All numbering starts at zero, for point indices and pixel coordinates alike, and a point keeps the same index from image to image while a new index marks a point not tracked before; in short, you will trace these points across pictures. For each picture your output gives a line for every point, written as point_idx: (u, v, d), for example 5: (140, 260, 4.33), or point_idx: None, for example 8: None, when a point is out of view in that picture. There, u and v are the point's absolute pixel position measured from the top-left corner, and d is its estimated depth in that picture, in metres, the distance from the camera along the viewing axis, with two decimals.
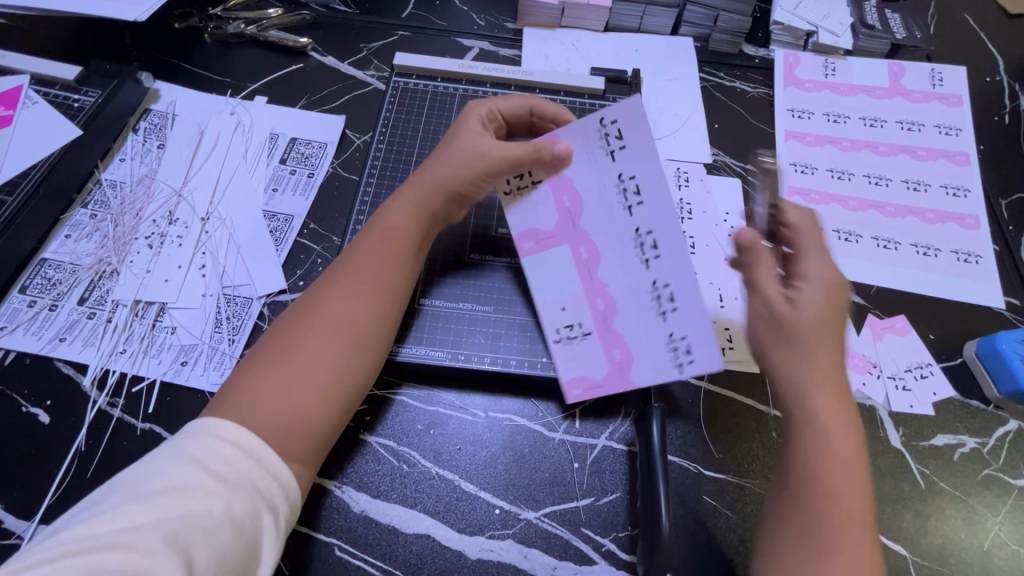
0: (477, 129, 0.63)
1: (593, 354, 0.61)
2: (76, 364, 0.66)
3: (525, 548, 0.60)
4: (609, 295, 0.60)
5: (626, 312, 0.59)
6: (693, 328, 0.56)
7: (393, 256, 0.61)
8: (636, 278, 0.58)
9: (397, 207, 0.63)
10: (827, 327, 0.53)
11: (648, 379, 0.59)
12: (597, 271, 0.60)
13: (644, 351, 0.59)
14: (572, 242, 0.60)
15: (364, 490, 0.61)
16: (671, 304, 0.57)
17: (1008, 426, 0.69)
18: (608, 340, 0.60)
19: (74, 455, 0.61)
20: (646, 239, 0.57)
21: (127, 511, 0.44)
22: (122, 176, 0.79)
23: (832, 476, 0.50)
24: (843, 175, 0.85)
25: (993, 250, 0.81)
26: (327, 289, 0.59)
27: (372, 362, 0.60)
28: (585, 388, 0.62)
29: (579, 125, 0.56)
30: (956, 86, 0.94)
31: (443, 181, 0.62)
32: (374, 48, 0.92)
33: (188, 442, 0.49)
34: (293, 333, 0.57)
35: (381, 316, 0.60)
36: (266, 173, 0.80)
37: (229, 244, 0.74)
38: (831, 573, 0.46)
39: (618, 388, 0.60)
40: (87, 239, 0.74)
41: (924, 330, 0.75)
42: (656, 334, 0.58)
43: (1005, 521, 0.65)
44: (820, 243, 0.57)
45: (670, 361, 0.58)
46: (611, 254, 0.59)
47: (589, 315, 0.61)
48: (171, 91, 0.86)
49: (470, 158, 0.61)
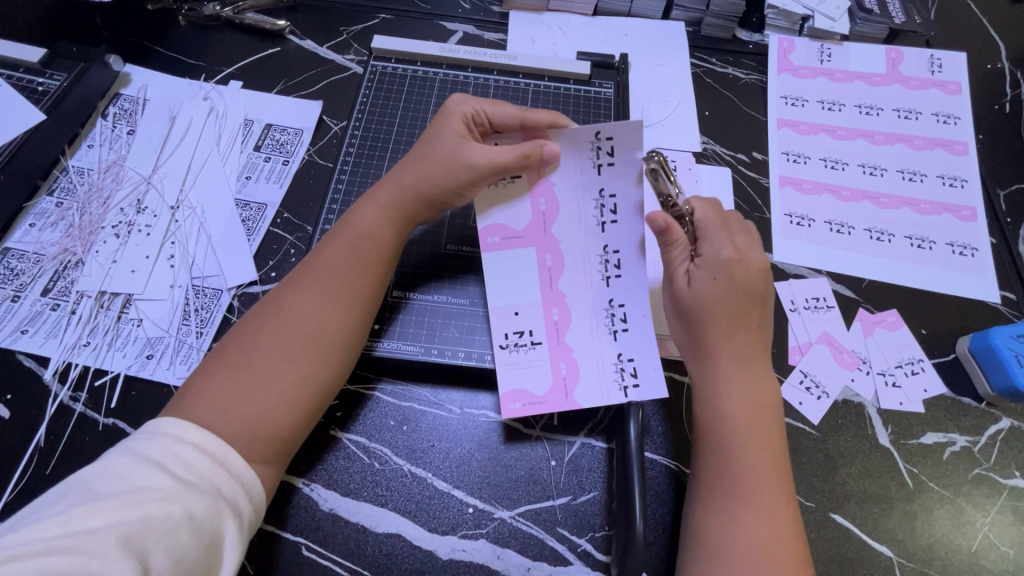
0: (458, 133, 0.61)
1: (539, 364, 0.61)
2: (38, 357, 0.64)
3: (498, 548, 0.58)
4: (565, 307, 0.61)
5: (579, 326, 0.61)
6: (640, 353, 0.60)
7: (363, 258, 0.59)
8: (594, 294, 0.60)
9: (371, 207, 0.61)
10: (719, 306, 0.57)
11: (593, 400, 0.60)
12: (557, 282, 0.60)
13: (592, 369, 0.60)
14: (539, 245, 0.60)
15: (334, 488, 0.60)
16: (622, 325, 0.60)
17: (1000, 424, 0.67)
18: (556, 353, 0.61)
19: (35, 451, 0.60)
20: (611, 258, 0.59)
21: (78, 513, 0.42)
22: (90, 163, 0.76)
23: (734, 441, 0.55)
24: (837, 164, 0.83)
25: (990, 242, 0.78)
26: (294, 291, 0.57)
27: (341, 367, 0.57)
28: (525, 406, 0.60)
29: (573, 133, 0.55)
30: (956, 73, 0.91)
31: (421, 189, 0.61)
32: (354, 31, 0.89)
33: (148, 443, 0.47)
34: (258, 336, 0.54)
35: (350, 320, 0.57)
36: (239, 160, 0.77)
37: (199, 234, 0.72)
38: (734, 524, 0.52)
39: (560, 409, 0.60)
40: (52, 228, 0.71)
41: (916, 325, 0.73)
42: (606, 354, 0.60)
43: (995, 522, 0.63)
44: (722, 227, 0.60)
45: (616, 383, 0.60)
46: (574, 268, 0.60)
47: (542, 324, 0.61)
48: (142, 75, 0.83)
49: (450, 166, 0.59)
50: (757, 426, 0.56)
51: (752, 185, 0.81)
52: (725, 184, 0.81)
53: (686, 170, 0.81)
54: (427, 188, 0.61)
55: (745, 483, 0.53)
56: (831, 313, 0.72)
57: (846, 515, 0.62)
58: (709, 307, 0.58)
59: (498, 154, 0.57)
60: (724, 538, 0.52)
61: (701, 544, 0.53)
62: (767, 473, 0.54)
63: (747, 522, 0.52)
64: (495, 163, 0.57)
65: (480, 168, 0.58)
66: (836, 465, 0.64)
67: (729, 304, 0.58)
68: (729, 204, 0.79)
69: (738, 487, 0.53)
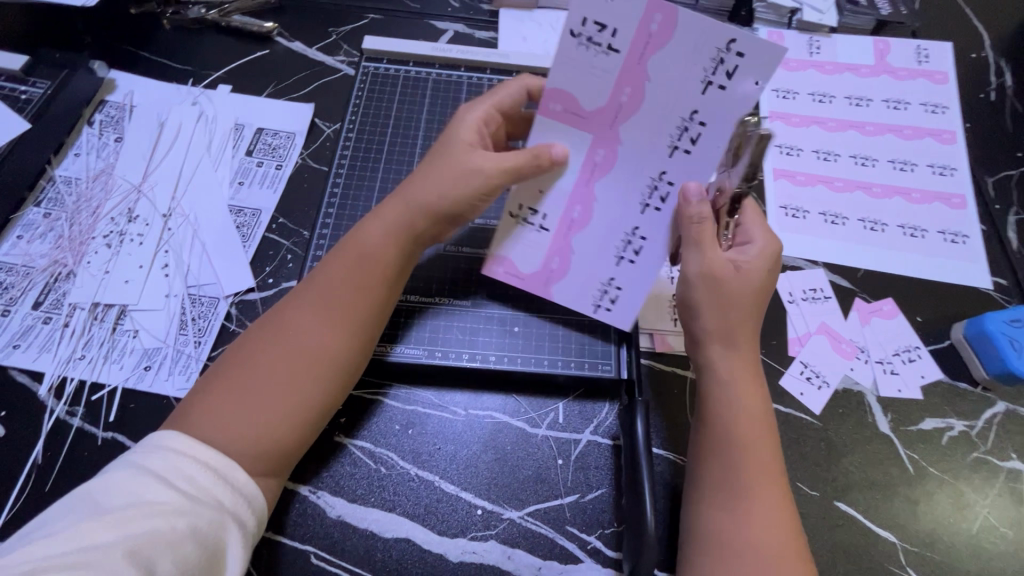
0: (473, 131, 0.60)
1: (539, 248, 0.62)
2: (31, 372, 0.63)
3: (508, 548, 0.58)
4: (589, 208, 0.59)
5: (593, 234, 0.60)
6: (631, 288, 0.60)
7: (368, 277, 0.56)
8: (623, 213, 0.58)
9: (376, 223, 0.58)
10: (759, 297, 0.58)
11: (567, 300, 0.63)
12: (595, 181, 0.57)
13: (580, 275, 0.62)
14: (597, 136, 0.55)
15: (341, 495, 0.59)
16: (631, 257, 0.59)
17: (996, 408, 0.68)
18: (557, 247, 0.61)
19: (32, 469, 0.59)
20: (660, 187, 0.56)
21: (84, 530, 0.42)
22: (77, 172, 0.75)
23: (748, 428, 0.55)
24: (829, 156, 0.83)
25: (980, 230, 0.80)
26: (299, 310, 0.55)
27: (341, 387, 0.55)
28: (507, 274, 0.64)
29: (712, 28, 0.48)
30: (942, 63, 0.92)
31: (427, 201, 0.57)
32: (344, 32, 0.88)
33: (150, 457, 0.47)
34: (258, 356, 0.53)
35: (353, 340, 0.55)
36: (232, 165, 0.76)
37: (193, 242, 0.71)
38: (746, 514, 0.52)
39: (535, 293, 0.63)
40: (41, 240, 0.70)
41: (912, 313, 0.74)
42: (597, 273, 0.61)
43: (994, 504, 0.64)
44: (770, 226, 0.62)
45: (592, 300, 0.62)
46: (621, 173, 0.56)
47: (560, 215, 0.60)
48: (128, 82, 0.81)
49: (459, 170, 0.57)
50: (755, 415, 0.55)
51: None
52: None
53: None
54: (430, 194, 0.57)
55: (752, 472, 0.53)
56: (828, 303, 0.73)
57: (850, 502, 0.63)
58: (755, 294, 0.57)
59: (510, 155, 0.56)
60: (725, 529, 0.52)
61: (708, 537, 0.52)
62: (763, 462, 0.54)
63: (744, 508, 0.52)
64: (507, 166, 0.56)
65: (489, 175, 0.56)
66: (839, 454, 0.65)
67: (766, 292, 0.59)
68: None
69: (746, 476, 0.53)
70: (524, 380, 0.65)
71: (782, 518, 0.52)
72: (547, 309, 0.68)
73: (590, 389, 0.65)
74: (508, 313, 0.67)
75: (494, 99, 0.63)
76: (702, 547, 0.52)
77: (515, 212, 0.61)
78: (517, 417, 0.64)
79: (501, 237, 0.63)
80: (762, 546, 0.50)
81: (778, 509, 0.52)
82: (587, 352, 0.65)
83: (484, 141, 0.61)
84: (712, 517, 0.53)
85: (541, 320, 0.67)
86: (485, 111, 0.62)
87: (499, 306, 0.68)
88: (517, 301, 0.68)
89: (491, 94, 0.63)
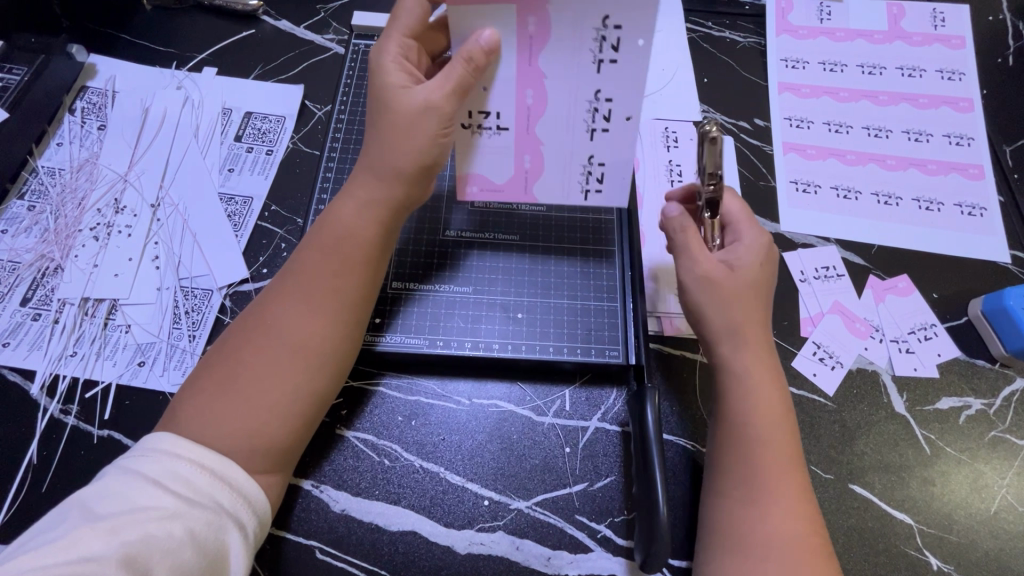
0: (397, 70, 0.54)
1: (504, 153, 0.57)
2: (23, 371, 0.61)
3: (517, 539, 0.57)
4: (541, 90, 0.54)
5: (554, 116, 0.55)
6: (610, 156, 0.57)
7: (349, 264, 0.54)
8: (579, 79, 0.53)
9: (355, 208, 0.55)
10: (756, 290, 0.58)
11: (552, 196, 0.60)
12: (538, 55, 0.52)
13: (556, 165, 0.58)
14: (520, 1, 0.49)
15: (344, 488, 0.58)
16: (603, 124, 0.55)
17: (1015, 385, 0.66)
18: (523, 143, 0.57)
19: (28, 469, 0.57)
20: (609, 35, 0.51)
21: (78, 536, 0.41)
22: (61, 162, 0.72)
23: (758, 419, 0.54)
24: (841, 128, 0.80)
25: (998, 201, 0.77)
26: (278, 302, 0.53)
27: (334, 379, 0.53)
28: (482, 191, 0.60)
29: None
30: (958, 26, 0.88)
31: (398, 165, 0.54)
32: (333, 9, 0.84)
33: (143, 461, 0.45)
34: (241, 350, 0.51)
35: (343, 333, 0.53)
36: (220, 152, 0.73)
37: (184, 232, 0.68)
38: (770, 515, 0.50)
39: (517, 198, 0.60)
40: (26, 234, 0.68)
41: (928, 290, 0.71)
42: (575, 154, 0.57)
43: (1013, 483, 0.62)
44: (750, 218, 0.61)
45: (578, 186, 0.59)
46: (560, 38, 0.51)
47: (514, 108, 0.55)
48: (109, 66, 0.78)
49: (405, 117, 0.53)
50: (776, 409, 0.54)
51: (756, 153, 0.79)
52: (728, 153, 0.78)
53: (688, 141, 0.78)
54: (420, 172, 0.54)
55: (766, 471, 0.52)
56: (841, 281, 0.71)
57: (865, 485, 0.62)
58: (749, 288, 0.57)
59: (444, 77, 0.51)
60: (749, 528, 0.50)
61: (718, 536, 0.52)
62: (783, 454, 0.53)
63: (771, 503, 0.51)
64: (450, 84, 0.51)
65: (436, 104, 0.52)
66: (853, 436, 0.63)
67: (761, 283, 0.58)
68: (735, 174, 0.77)
69: (761, 473, 0.52)
70: (528, 367, 0.63)
71: (801, 510, 0.51)
72: (551, 294, 0.66)
73: (597, 375, 0.64)
74: (510, 299, 0.65)
75: (401, 25, 0.56)
76: (725, 543, 0.51)
77: (468, 123, 0.56)
78: (522, 405, 0.62)
79: (463, 154, 0.58)
80: (782, 537, 0.50)
81: (797, 504, 0.51)
82: (593, 338, 0.63)
83: (415, 75, 0.55)
84: (733, 516, 0.51)
85: (544, 304, 0.65)
86: (396, 41, 0.55)
87: (500, 292, 0.65)
88: (520, 286, 0.66)
89: (394, 23, 0.56)
